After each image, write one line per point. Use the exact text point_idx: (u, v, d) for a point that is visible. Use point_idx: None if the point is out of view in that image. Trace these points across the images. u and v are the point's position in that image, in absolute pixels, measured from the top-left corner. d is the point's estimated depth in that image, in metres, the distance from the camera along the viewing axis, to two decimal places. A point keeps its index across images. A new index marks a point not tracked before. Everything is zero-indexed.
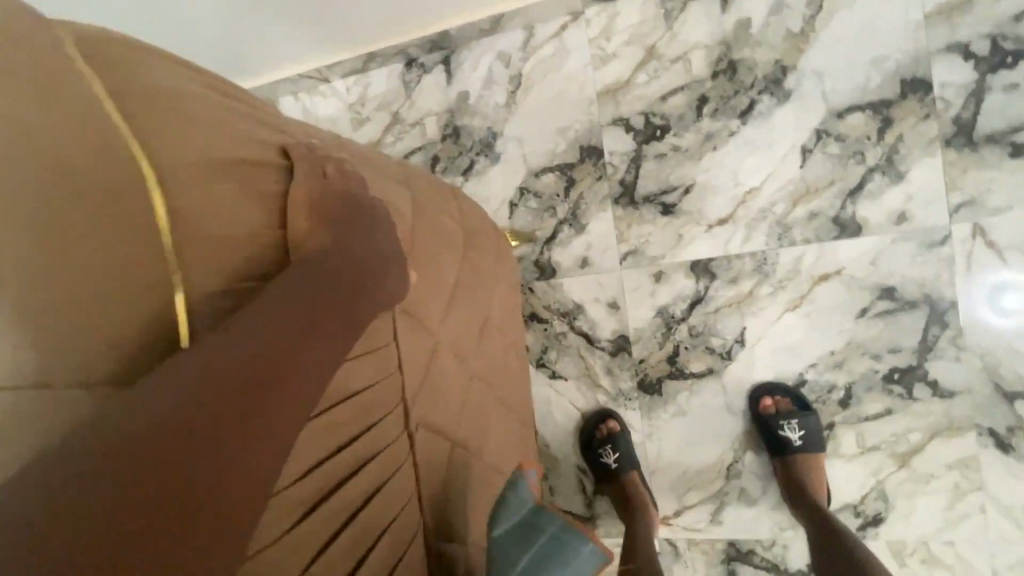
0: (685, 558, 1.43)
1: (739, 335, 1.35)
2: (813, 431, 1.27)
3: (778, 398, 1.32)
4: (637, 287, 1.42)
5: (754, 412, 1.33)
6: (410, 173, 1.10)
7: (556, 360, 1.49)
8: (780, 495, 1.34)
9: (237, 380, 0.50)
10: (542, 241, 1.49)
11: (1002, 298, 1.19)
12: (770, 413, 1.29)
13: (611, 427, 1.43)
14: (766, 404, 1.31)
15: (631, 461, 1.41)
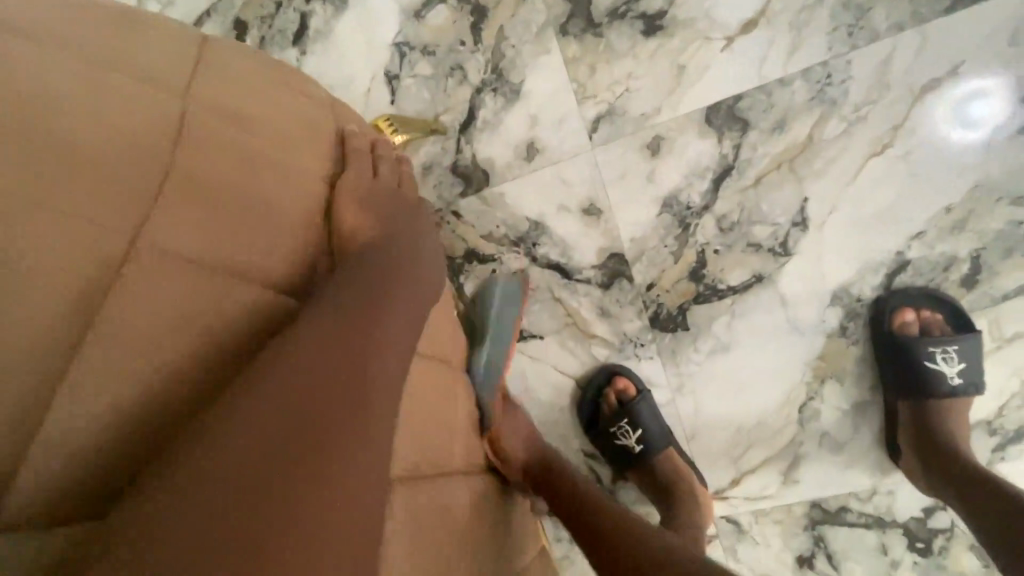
0: (754, 536, 1.02)
1: (798, 214, 0.84)
2: (976, 363, 0.83)
3: (923, 312, 0.85)
4: (623, 173, 0.86)
5: (887, 335, 0.85)
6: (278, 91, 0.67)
7: (520, 313, 0.96)
8: (879, 430, 0.92)
9: (324, 403, 0.45)
10: (454, 131, 0.89)
11: (971, 112, 0.77)
12: (914, 336, 0.83)
13: (624, 394, 0.94)
14: (906, 319, 0.84)
15: (664, 436, 0.94)
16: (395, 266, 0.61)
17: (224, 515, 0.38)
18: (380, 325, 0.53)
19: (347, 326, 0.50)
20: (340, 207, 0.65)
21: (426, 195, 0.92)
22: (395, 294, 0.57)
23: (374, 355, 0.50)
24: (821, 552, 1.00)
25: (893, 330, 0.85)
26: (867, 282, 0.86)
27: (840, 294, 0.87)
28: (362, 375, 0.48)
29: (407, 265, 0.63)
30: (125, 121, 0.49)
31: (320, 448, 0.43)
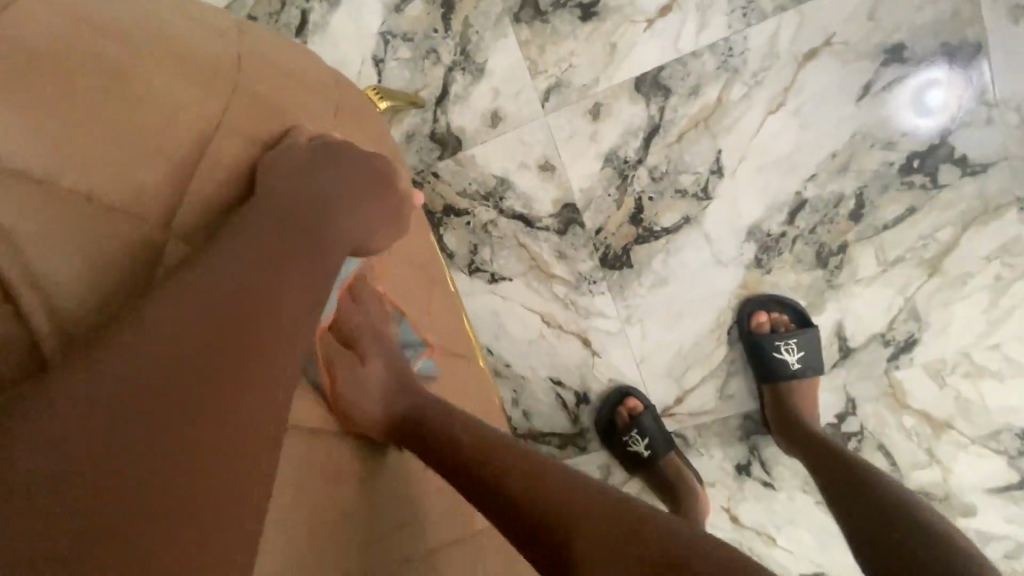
0: (698, 449, 1.19)
1: (714, 163, 1.03)
2: (813, 350, 1.06)
3: (774, 312, 1.07)
4: (572, 134, 1.05)
5: (745, 333, 1.08)
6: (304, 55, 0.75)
7: (491, 259, 1.14)
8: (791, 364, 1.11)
9: (213, 325, 0.44)
10: (431, 104, 1.07)
11: (923, 95, 0.96)
12: (766, 333, 1.05)
13: (631, 408, 1.15)
14: (762, 320, 1.06)
15: (666, 441, 1.15)
16: (316, 204, 0.59)
17: (100, 456, 0.36)
18: (285, 263, 0.52)
19: (250, 263, 0.49)
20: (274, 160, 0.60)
21: (409, 158, 1.10)
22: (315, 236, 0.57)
23: (277, 292, 0.49)
24: (755, 459, 1.18)
25: (751, 328, 1.08)
26: (774, 219, 1.04)
27: (753, 230, 1.05)
28: (256, 316, 0.47)
29: (336, 201, 0.62)
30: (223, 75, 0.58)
31: (208, 387, 0.41)
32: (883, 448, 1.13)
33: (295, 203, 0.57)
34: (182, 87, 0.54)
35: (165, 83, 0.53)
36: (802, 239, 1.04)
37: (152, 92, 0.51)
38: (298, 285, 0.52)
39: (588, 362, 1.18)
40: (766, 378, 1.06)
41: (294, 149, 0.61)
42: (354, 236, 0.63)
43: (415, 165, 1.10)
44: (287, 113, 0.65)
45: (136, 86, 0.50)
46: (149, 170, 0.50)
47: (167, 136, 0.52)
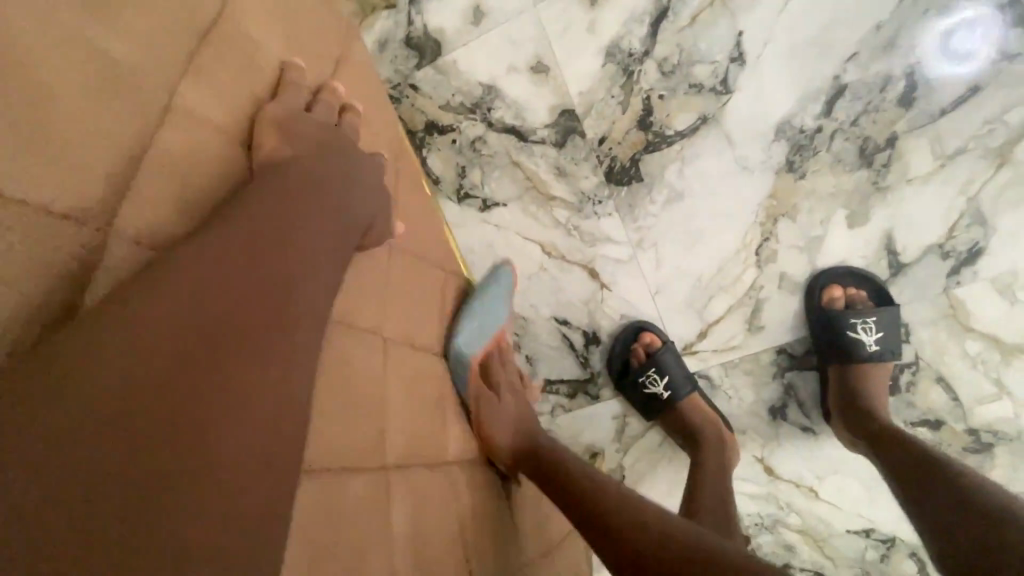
0: (726, 390, 1.05)
1: (734, 49, 0.88)
2: (891, 332, 0.93)
3: (849, 287, 0.94)
4: (567, 28, 0.91)
5: (815, 308, 0.96)
6: None
7: (482, 182, 1.00)
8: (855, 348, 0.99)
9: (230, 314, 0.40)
10: (404, 3, 0.94)
11: (952, 40, 0.84)
12: (840, 308, 0.93)
13: (647, 344, 1.02)
14: (834, 295, 0.94)
15: (686, 379, 1.02)
16: (336, 179, 0.54)
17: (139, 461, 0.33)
18: (314, 224, 0.48)
19: (277, 245, 0.44)
20: (287, 121, 0.54)
21: (383, 70, 0.97)
22: (337, 211, 0.52)
23: (308, 251, 0.46)
24: (791, 401, 1.04)
25: (821, 304, 0.95)
26: (808, 112, 0.89)
27: (783, 126, 0.90)
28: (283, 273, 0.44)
29: (351, 184, 0.55)
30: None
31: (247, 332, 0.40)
32: (942, 380, 0.99)
33: (315, 177, 0.52)
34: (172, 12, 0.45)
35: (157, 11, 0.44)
36: (841, 133, 0.89)
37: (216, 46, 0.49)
38: (319, 266, 0.47)
39: (597, 297, 1.04)
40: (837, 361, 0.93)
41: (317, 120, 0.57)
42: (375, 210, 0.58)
43: (391, 79, 0.97)
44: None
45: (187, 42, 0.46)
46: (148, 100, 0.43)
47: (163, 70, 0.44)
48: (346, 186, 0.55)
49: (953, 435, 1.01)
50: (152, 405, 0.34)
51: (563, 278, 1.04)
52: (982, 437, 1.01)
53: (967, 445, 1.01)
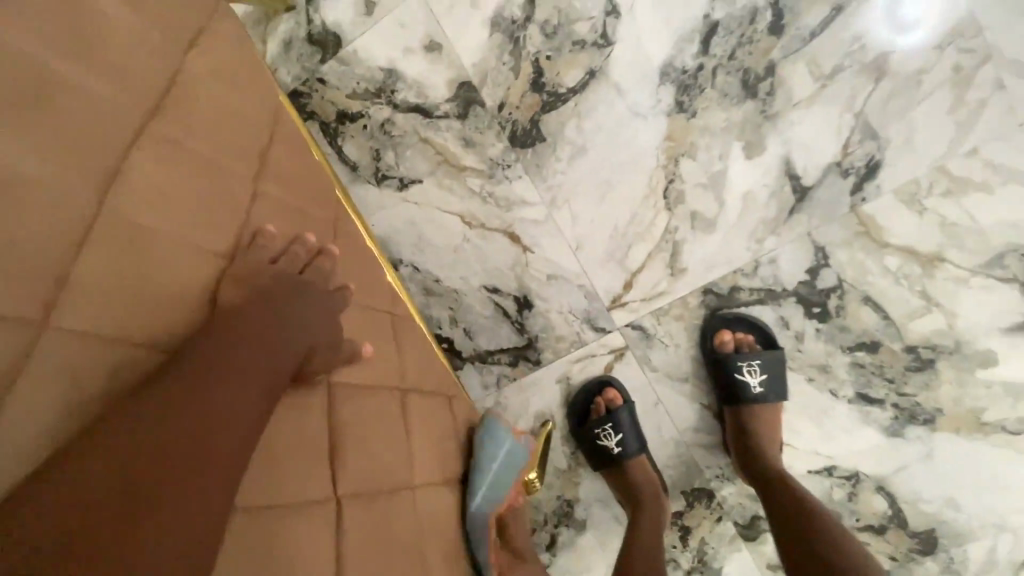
0: (662, 337, 1.06)
1: (608, 4, 0.94)
2: (776, 373, 1.00)
3: (739, 331, 1.02)
4: (452, 6, 0.98)
5: (708, 351, 1.03)
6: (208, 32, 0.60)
7: (396, 162, 1.04)
8: (788, 348, 1.03)
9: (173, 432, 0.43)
10: (303, 5, 1.01)
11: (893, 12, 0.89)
12: (729, 352, 1.00)
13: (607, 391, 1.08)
14: (724, 339, 1.01)
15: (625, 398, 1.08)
16: (286, 315, 0.56)
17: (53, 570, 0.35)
18: (266, 352, 0.51)
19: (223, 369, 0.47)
20: (250, 251, 0.58)
21: (292, 69, 1.03)
22: (289, 339, 0.54)
23: (254, 377, 0.49)
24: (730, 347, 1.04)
25: (714, 347, 1.03)
26: (687, 52, 0.93)
27: (666, 70, 0.94)
28: (217, 409, 0.45)
29: (295, 312, 0.57)
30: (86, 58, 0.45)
31: (189, 463, 0.42)
32: (870, 301, 0.99)
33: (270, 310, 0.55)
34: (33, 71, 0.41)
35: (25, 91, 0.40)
36: (722, 69, 0.93)
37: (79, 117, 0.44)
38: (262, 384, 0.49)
39: (521, 261, 1.06)
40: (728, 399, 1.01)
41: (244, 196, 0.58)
42: (335, 341, 0.60)
43: (299, 76, 1.03)
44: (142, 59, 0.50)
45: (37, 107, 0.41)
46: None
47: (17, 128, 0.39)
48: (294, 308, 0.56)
49: (893, 357, 1.01)
50: (73, 535, 0.36)
51: (485, 244, 1.06)
52: (922, 354, 1.00)
53: (909, 365, 1.01)
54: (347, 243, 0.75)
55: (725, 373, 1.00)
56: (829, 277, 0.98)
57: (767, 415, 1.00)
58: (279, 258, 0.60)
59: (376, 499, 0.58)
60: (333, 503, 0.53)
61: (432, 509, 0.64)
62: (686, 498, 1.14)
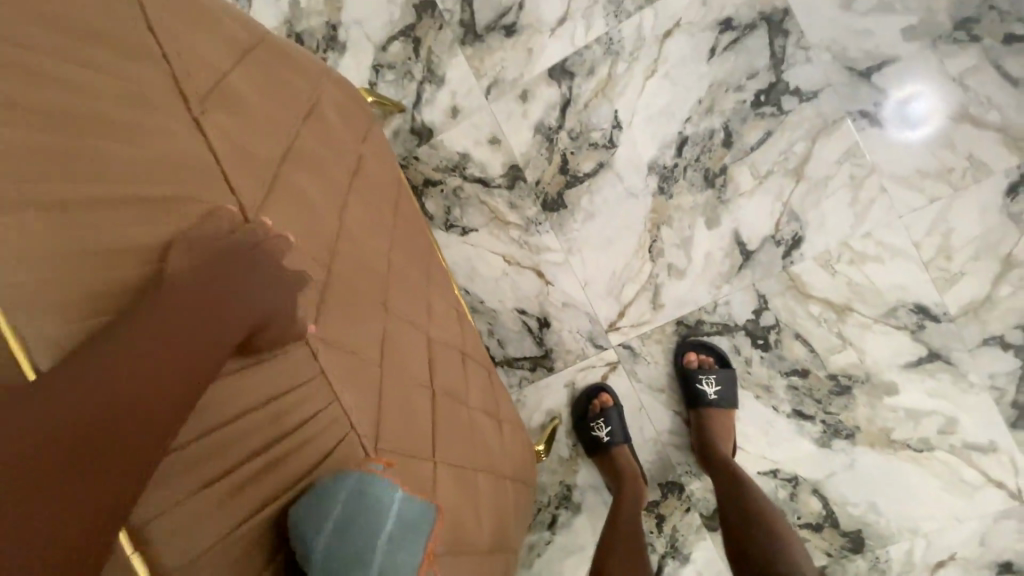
0: (645, 355, 1.42)
1: (614, 121, 1.39)
2: (729, 386, 1.34)
3: (702, 353, 1.37)
4: (509, 115, 1.45)
5: (679, 367, 1.38)
6: (367, 143, 1.06)
7: (461, 216, 1.48)
8: (741, 368, 1.37)
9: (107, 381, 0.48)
10: (410, 108, 1.50)
11: (909, 108, 1.24)
12: (693, 368, 1.35)
13: (603, 398, 1.42)
14: (690, 358, 1.36)
15: (616, 402, 1.42)
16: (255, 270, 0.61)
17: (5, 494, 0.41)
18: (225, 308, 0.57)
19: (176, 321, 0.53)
20: (386, 257, 0.91)
21: (397, 149, 1.50)
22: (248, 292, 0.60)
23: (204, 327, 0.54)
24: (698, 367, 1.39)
25: (683, 364, 1.37)
26: (667, 154, 1.36)
27: (653, 165, 1.37)
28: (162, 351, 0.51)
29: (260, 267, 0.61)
30: (333, 157, 0.88)
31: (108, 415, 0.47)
32: (799, 337, 1.33)
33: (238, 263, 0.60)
34: (319, 162, 0.83)
35: (320, 169, 0.82)
36: (690, 167, 1.35)
37: (333, 182, 0.85)
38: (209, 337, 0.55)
39: (544, 291, 1.45)
40: (692, 404, 1.34)
41: (394, 226, 1.01)
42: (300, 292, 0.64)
43: (402, 154, 1.51)
44: (351, 160, 0.94)
45: (324, 177, 0.82)
46: (314, 198, 0.78)
47: (315, 182, 0.80)
48: (243, 292, 0.60)
49: (819, 382, 1.33)
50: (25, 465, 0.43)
51: (519, 276, 1.46)
52: (841, 381, 1.32)
53: (832, 389, 1.33)
54: (437, 261, 1.17)
55: (690, 383, 1.34)
56: (768, 317, 1.34)
57: (722, 417, 1.33)
58: (411, 260, 1.02)
59: (465, 405, 0.94)
60: (447, 401, 0.88)
61: (489, 422, 1.00)
62: (662, 489, 1.44)
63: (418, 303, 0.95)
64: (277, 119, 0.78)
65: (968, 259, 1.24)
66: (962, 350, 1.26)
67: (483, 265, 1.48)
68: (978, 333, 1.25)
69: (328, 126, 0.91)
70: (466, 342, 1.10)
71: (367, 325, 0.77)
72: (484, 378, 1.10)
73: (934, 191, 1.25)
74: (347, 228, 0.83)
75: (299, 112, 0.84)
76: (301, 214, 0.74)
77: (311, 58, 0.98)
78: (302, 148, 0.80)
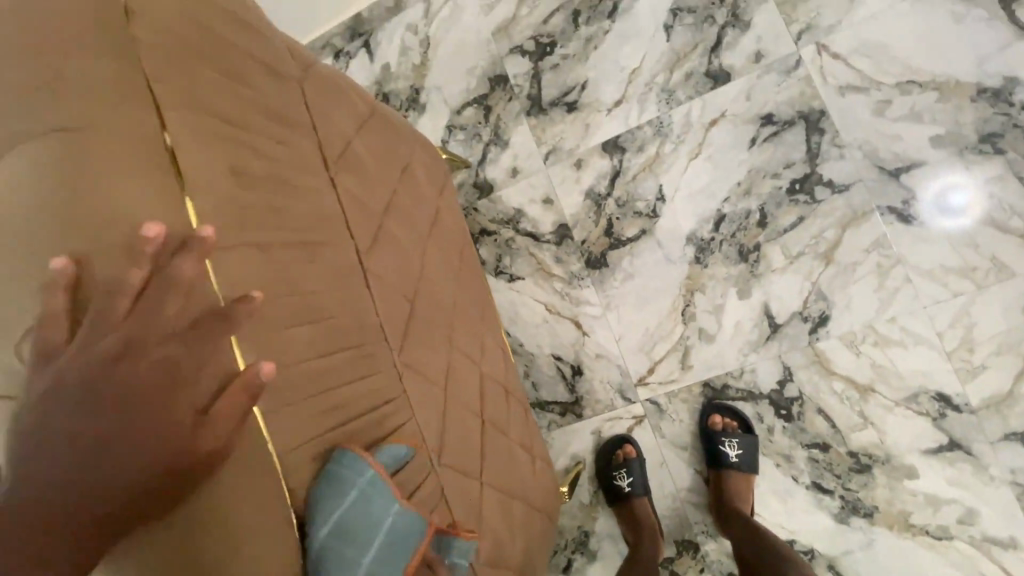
0: (670, 412, 1.50)
1: (659, 194, 1.53)
2: (751, 451, 1.39)
3: (726, 416, 1.44)
4: (563, 179, 1.62)
5: (703, 428, 1.45)
6: (443, 199, 1.22)
7: (511, 264, 1.63)
8: (763, 435, 1.43)
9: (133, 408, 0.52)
10: (475, 166, 1.69)
11: (948, 198, 1.34)
12: (717, 430, 1.42)
13: (627, 450, 1.49)
14: (715, 420, 1.43)
15: (638, 456, 1.48)
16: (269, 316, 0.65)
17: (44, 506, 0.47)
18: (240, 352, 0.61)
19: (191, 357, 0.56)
20: (453, 299, 1.05)
21: (460, 200, 1.68)
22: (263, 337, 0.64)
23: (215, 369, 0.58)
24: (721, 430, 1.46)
25: (707, 426, 1.44)
26: (705, 228, 1.49)
27: (691, 237, 1.50)
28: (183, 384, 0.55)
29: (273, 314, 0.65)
30: (418, 213, 1.05)
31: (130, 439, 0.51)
32: (822, 411, 1.39)
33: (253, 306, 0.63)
34: (407, 218, 0.99)
35: (408, 224, 0.98)
36: (726, 242, 1.47)
37: (416, 234, 1.01)
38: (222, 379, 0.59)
39: (580, 341, 1.57)
40: (714, 465, 1.40)
41: (459, 272, 1.15)
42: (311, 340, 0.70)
43: (464, 205, 1.69)
44: (430, 215, 1.10)
45: (410, 231, 0.98)
46: (402, 249, 0.93)
47: (404, 234, 0.95)
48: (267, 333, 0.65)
49: (840, 458, 1.38)
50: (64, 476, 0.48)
51: (559, 324, 1.58)
52: (862, 459, 1.37)
53: (852, 465, 1.37)
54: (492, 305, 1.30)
55: (713, 445, 1.41)
56: (792, 389, 1.41)
57: (743, 481, 1.38)
58: (471, 302, 1.15)
59: (508, 438, 1.05)
60: (494, 433, 0.99)
61: (526, 456, 1.10)
62: (677, 546, 1.48)
63: (475, 342, 1.08)
64: (380, 182, 0.94)
65: (991, 354, 1.30)
66: (983, 443, 1.30)
67: (526, 311, 1.60)
68: (1000, 427, 1.29)
69: (415, 185, 1.08)
70: (511, 382, 1.22)
71: (436, 356, 0.90)
72: (523, 416, 1.20)
73: (959, 286, 1.32)
74: (425, 272, 0.98)
75: (396, 176, 1.01)
76: (394, 262, 0.89)
77: (408, 127, 1.16)
78: (397, 206, 0.97)
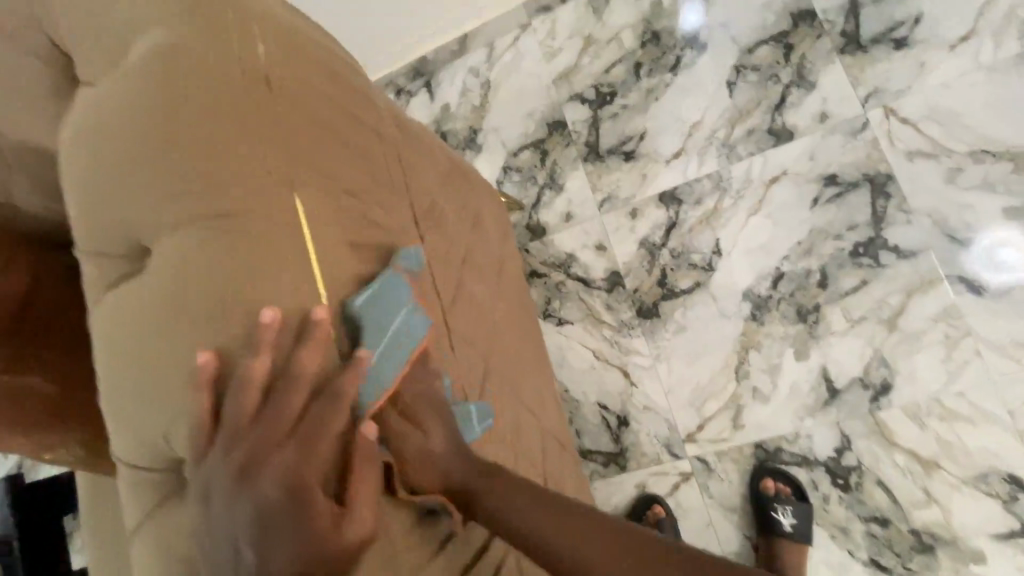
0: (719, 472, 1.46)
1: (715, 248, 1.52)
2: (805, 520, 1.34)
3: (779, 481, 1.38)
4: (617, 227, 1.62)
5: (753, 491, 1.40)
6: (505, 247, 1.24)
7: (560, 308, 1.63)
8: (818, 503, 1.38)
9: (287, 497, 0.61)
10: (529, 208, 1.71)
11: (996, 255, 1.32)
12: (769, 495, 1.36)
13: (656, 511, 1.44)
14: (767, 484, 1.38)
15: (668, 517, 1.43)
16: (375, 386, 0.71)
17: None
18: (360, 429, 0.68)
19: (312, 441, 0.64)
20: (516, 351, 1.06)
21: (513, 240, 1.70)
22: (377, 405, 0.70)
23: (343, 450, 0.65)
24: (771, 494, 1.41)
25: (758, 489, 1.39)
26: (763, 285, 1.47)
27: (748, 293, 1.48)
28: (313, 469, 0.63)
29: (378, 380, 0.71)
30: (485, 267, 1.06)
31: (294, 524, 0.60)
32: (881, 484, 1.34)
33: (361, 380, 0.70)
34: (476, 273, 1.01)
35: (477, 280, 1.00)
36: (784, 300, 1.45)
37: (483, 289, 1.02)
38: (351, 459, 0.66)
39: (627, 391, 1.54)
40: (765, 533, 1.35)
41: (521, 321, 1.16)
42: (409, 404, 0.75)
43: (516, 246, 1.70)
44: (497, 266, 1.12)
45: (479, 286, 1.00)
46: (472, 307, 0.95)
47: (476, 288, 0.97)
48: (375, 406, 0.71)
49: (900, 535, 1.32)
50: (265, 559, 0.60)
51: (606, 372, 1.56)
52: (924, 538, 1.30)
53: (913, 544, 1.31)
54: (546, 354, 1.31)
55: (764, 510, 1.35)
56: (850, 457, 1.36)
57: (795, 552, 1.33)
58: (531, 352, 1.15)
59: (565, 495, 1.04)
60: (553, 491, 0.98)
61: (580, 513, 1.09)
62: None
63: (535, 394, 1.08)
64: (452, 240, 0.97)
65: None
66: None
67: (573, 356, 1.59)
68: None
69: (483, 238, 1.10)
70: (563, 434, 1.20)
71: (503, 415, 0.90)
72: (576, 470, 1.19)
73: None
74: (493, 325, 0.99)
75: (466, 232, 1.04)
76: (464, 320, 0.91)
77: (477, 180, 1.19)
78: (466, 264, 0.99)
